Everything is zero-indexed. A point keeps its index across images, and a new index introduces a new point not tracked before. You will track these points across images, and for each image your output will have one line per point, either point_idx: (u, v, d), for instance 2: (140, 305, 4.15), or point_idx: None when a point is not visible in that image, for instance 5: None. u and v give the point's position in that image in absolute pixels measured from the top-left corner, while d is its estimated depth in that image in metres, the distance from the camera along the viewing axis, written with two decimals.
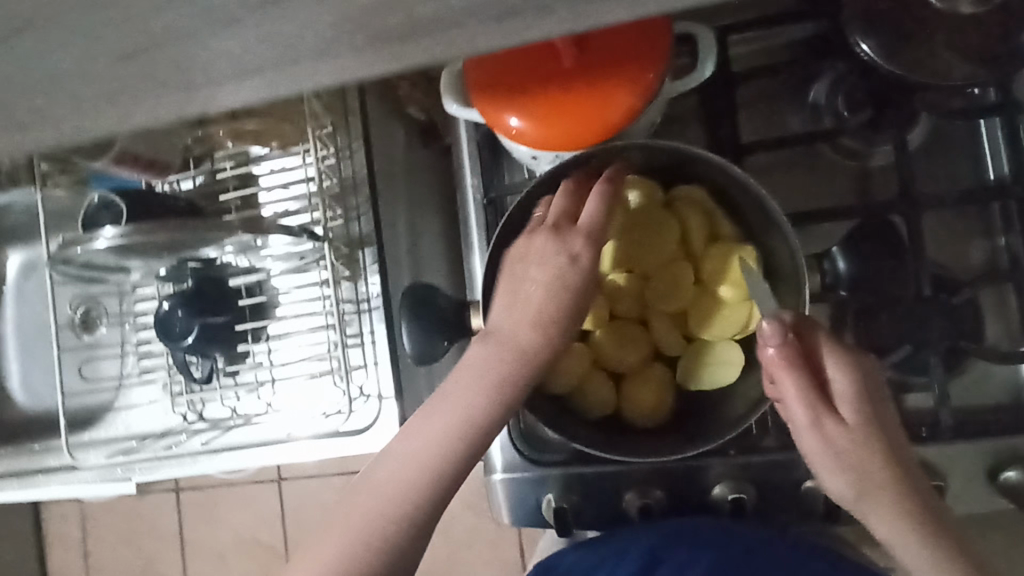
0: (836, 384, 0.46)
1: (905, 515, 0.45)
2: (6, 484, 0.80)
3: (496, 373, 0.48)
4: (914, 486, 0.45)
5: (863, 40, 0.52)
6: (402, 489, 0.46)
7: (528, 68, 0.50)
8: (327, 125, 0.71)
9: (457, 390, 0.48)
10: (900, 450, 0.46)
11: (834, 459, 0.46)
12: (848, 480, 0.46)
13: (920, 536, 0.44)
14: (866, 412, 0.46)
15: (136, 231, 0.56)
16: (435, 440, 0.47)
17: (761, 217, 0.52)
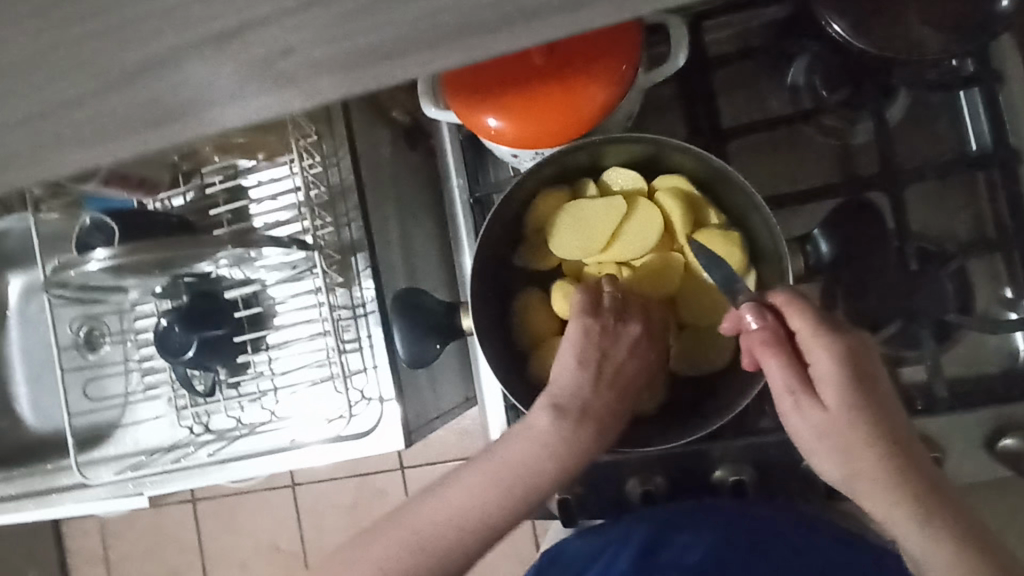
0: (818, 367, 0.45)
1: (900, 497, 0.42)
2: (23, 505, 0.82)
3: (564, 451, 0.48)
4: (913, 470, 0.43)
5: (835, 20, 0.52)
6: (452, 529, 0.46)
7: (500, 67, 0.50)
8: (312, 134, 0.72)
9: (526, 441, 0.47)
10: (899, 433, 0.44)
11: (818, 440, 0.45)
12: (837, 461, 0.44)
13: (918, 521, 0.41)
14: (855, 392, 0.44)
15: (126, 251, 0.56)
16: (491, 502, 0.46)
17: (745, 203, 0.52)
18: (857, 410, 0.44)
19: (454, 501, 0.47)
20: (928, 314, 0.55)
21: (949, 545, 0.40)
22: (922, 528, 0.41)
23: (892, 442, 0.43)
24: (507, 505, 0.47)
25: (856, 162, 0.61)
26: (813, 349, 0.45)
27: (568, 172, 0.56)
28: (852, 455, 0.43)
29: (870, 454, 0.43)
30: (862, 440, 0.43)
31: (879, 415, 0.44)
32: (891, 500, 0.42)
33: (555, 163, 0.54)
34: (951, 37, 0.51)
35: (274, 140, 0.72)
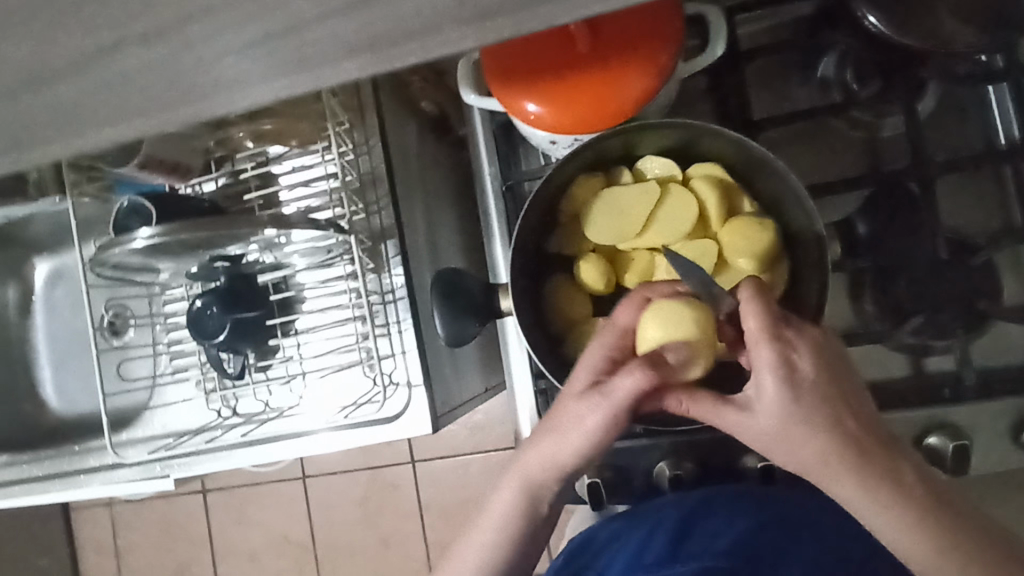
0: (765, 374, 0.44)
1: (863, 482, 0.43)
2: (50, 485, 0.83)
3: (568, 446, 0.49)
4: (869, 455, 0.44)
5: (869, 12, 0.53)
6: (497, 537, 0.53)
7: (541, 54, 0.51)
8: (345, 122, 0.72)
9: (537, 456, 0.51)
10: (854, 421, 0.44)
11: (768, 440, 0.45)
12: (791, 456, 0.45)
13: (874, 497, 0.43)
14: (805, 393, 0.44)
15: (175, 229, 0.58)
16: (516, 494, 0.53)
17: (780, 188, 0.53)
18: (807, 408, 0.44)
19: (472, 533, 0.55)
20: (955, 304, 0.56)
21: (908, 518, 0.43)
22: (885, 505, 0.43)
23: (848, 432, 0.44)
24: (518, 515, 0.53)
25: (884, 155, 0.62)
26: (756, 354, 0.45)
27: (603, 159, 0.57)
28: (802, 453, 0.44)
29: (821, 450, 0.44)
30: (812, 435, 0.44)
31: (834, 411, 0.44)
32: (851, 485, 0.44)
33: (593, 149, 0.55)
34: (984, 32, 0.52)
35: (306, 128, 0.73)
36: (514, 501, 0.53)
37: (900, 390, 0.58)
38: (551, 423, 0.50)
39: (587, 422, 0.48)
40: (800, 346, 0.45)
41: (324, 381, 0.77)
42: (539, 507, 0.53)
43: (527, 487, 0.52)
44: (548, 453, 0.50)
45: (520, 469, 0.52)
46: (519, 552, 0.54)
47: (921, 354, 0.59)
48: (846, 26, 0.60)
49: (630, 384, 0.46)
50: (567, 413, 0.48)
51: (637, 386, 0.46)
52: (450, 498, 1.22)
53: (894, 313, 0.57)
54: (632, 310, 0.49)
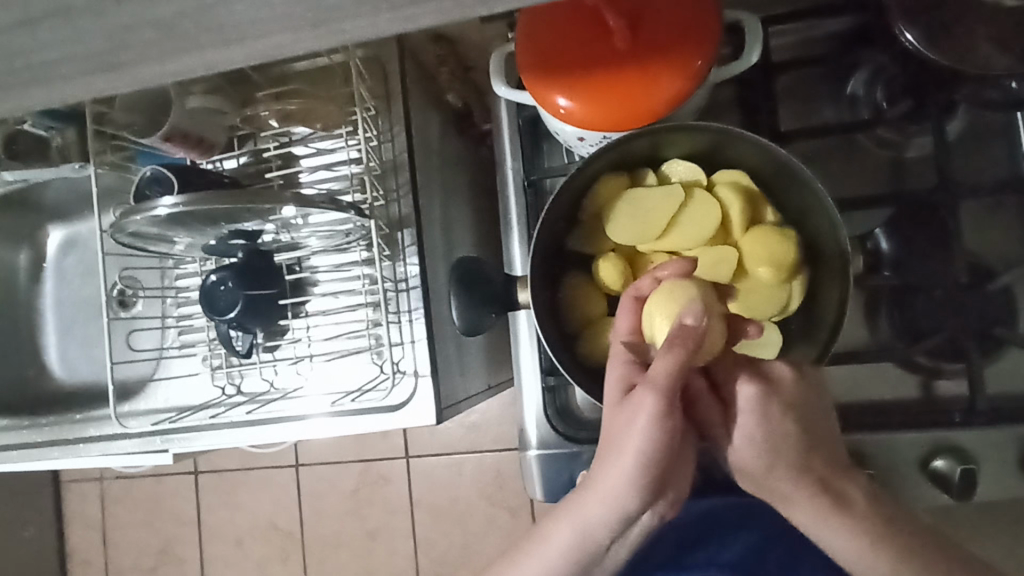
0: (738, 404, 0.47)
1: (824, 515, 0.45)
2: (49, 451, 0.82)
3: (628, 470, 0.45)
4: (830, 491, 0.46)
5: (907, 29, 0.54)
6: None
7: (577, 51, 0.51)
8: (371, 108, 0.73)
9: (597, 486, 0.46)
10: (816, 457, 0.46)
11: (738, 465, 0.48)
12: (756, 483, 0.47)
13: (842, 530, 0.45)
14: (777, 427, 0.46)
15: (198, 200, 0.58)
16: (572, 528, 0.48)
17: (804, 201, 0.53)
18: (774, 441, 0.46)
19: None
20: (970, 327, 0.56)
21: (870, 551, 0.44)
22: (843, 539, 0.45)
23: (812, 469, 0.46)
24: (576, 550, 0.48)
25: (908, 175, 0.62)
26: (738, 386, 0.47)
27: (629, 160, 0.57)
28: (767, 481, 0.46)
29: (782, 482, 0.46)
30: (780, 466, 0.46)
31: (805, 446, 0.46)
32: (809, 517, 0.46)
33: (619, 149, 0.55)
34: (1017, 57, 0.52)
35: (333, 111, 0.74)
36: (565, 541, 0.48)
37: (909, 410, 0.58)
38: (609, 445, 0.47)
39: (634, 434, 0.45)
40: (774, 382, 0.48)
41: (331, 366, 0.77)
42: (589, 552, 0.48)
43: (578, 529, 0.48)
44: (601, 486, 0.46)
45: (576, 507, 0.48)
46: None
47: (932, 377, 0.58)
48: (879, 45, 0.60)
49: (668, 365, 0.44)
50: (620, 434, 0.45)
51: (672, 366, 0.44)
52: (442, 496, 1.22)
53: (909, 333, 0.57)
54: (631, 315, 0.52)
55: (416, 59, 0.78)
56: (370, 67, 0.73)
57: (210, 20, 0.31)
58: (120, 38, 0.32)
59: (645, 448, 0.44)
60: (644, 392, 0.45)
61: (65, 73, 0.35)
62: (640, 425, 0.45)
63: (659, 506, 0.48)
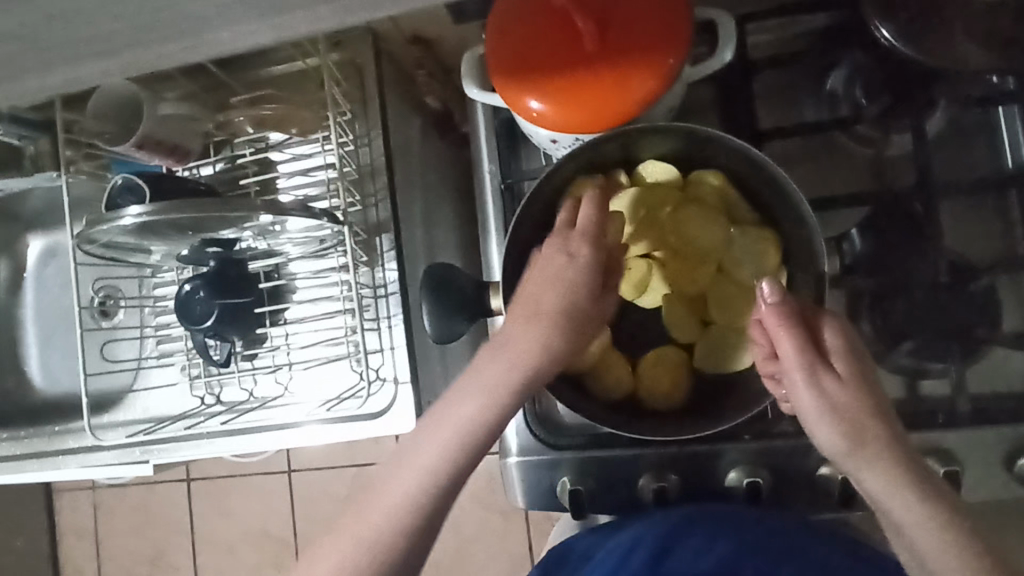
0: (829, 343, 0.48)
1: (908, 468, 0.44)
2: (27, 464, 0.81)
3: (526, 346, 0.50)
4: (904, 450, 0.45)
5: (883, 25, 0.53)
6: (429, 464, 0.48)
7: (547, 51, 0.50)
8: (347, 112, 0.72)
9: (496, 364, 0.50)
10: (894, 423, 0.46)
11: (823, 408, 0.46)
12: (847, 429, 0.46)
13: (917, 488, 0.44)
14: (858, 371, 0.48)
15: (163, 209, 0.57)
16: (464, 407, 0.49)
17: (779, 200, 0.53)
18: (864, 387, 0.47)
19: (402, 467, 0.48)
20: (953, 327, 0.55)
21: (926, 509, 0.43)
22: (917, 499, 0.43)
23: (892, 422, 0.46)
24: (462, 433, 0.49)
25: (890, 173, 0.61)
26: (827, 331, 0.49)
27: (603, 161, 0.56)
28: (852, 423, 0.46)
29: (873, 426, 0.45)
30: (871, 408, 0.46)
31: (880, 395, 0.47)
32: (884, 468, 0.44)
33: (592, 151, 0.54)
34: (994, 51, 0.51)
35: (308, 116, 0.73)
36: (451, 426, 0.49)
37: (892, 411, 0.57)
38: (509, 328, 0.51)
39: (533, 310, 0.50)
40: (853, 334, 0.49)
41: (311, 373, 0.76)
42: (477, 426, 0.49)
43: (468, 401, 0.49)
44: (495, 353, 0.50)
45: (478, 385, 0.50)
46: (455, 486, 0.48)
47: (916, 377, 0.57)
48: (858, 42, 0.59)
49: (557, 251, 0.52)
50: (519, 307, 0.51)
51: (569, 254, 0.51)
52: None
53: (892, 334, 0.56)
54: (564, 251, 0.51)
55: (393, 62, 0.77)
56: (345, 71, 0.72)
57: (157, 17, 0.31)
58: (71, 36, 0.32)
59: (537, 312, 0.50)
60: (545, 271, 0.51)
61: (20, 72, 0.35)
62: (537, 290, 0.51)
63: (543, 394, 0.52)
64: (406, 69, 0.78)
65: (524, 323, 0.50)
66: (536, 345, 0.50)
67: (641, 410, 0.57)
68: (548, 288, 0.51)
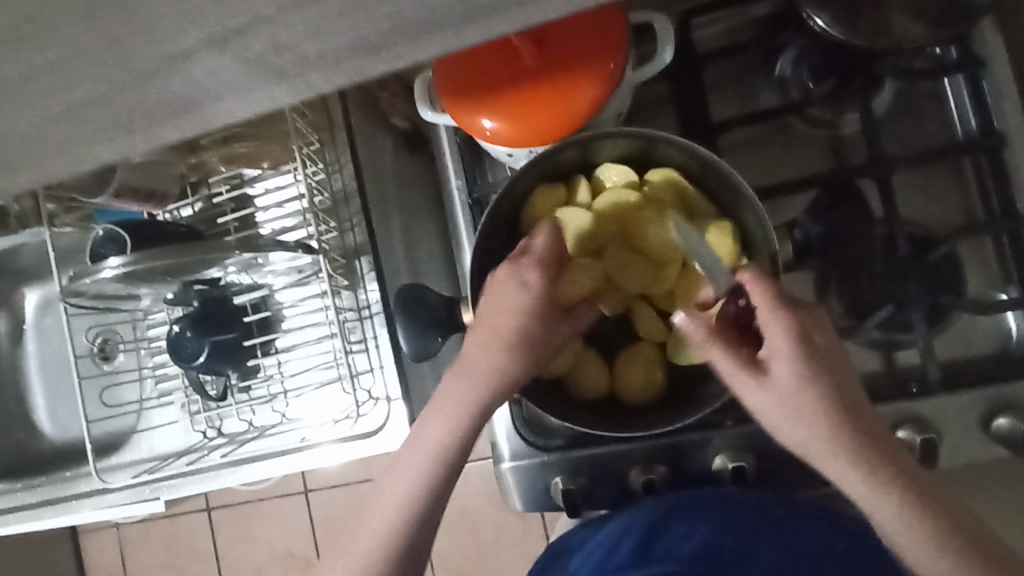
0: (775, 343, 0.46)
1: (867, 461, 0.43)
2: (43, 512, 0.84)
3: (503, 362, 0.49)
4: (865, 438, 0.44)
5: (816, 14, 0.54)
6: (415, 474, 0.48)
7: (491, 69, 0.52)
8: (315, 142, 0.74)
9: (474, 382, 0.49)
10: (855, 408, 0.45)
11: (776, 411, 0.45)
12: (798, 432, 0.45)
13: (878, 477, 0.43)
14: (809, 366, 0.45)
15: (140, 258, 0.58)
16: (451, 421, 0.49)
17: (730, 191, 0.54)
18: (814, 386, 0.45)
19: (403, 478, 0.49)
20: (917, 297, 0.56)
21: (892, 497, 0.42)
22: (880, 490, 0.43)
23: (849, 412, 0.44)
24: (446, 452, 0.49)
25: (846, 152, 0.62)
26: (769, 329, 0.46)
27: (560, 169, 0.58)
28: (807, 424, 0.44)
29: (825, 423, 0.44)
30: (824, 405, 0.44)
31: (836, 385, 0.45)
32: (847, 461, 0.43)
33: (547, 161, 0.56)
34: (928, 26, 0.52)
35: (277, 149, 0.75)
36: (438, 438, 0.49)
37: (867, 385, 0.58)
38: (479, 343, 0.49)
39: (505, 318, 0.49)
40: (806, 321, 0.46)
41: (307, 399, 0.78)
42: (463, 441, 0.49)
43: (447, 424, 0.49)
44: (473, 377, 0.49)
45: (453, 398, 0.49)
46: (439, 497, 0.48)
47: (890, 349, 0.58)
48: (799, 27, 0.60)
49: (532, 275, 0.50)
50: (493, 320, 0.49)
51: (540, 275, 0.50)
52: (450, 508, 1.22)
53: (860, 309, 0.58)
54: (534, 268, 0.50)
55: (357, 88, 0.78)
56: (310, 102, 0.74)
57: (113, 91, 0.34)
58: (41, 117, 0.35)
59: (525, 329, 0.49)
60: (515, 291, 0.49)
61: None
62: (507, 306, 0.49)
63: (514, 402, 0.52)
64: (370, 92, 0.80)
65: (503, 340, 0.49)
66: (514, 367, 0.49)
67: (621, 407, 0.58)
68: (520, 301, 0.49)
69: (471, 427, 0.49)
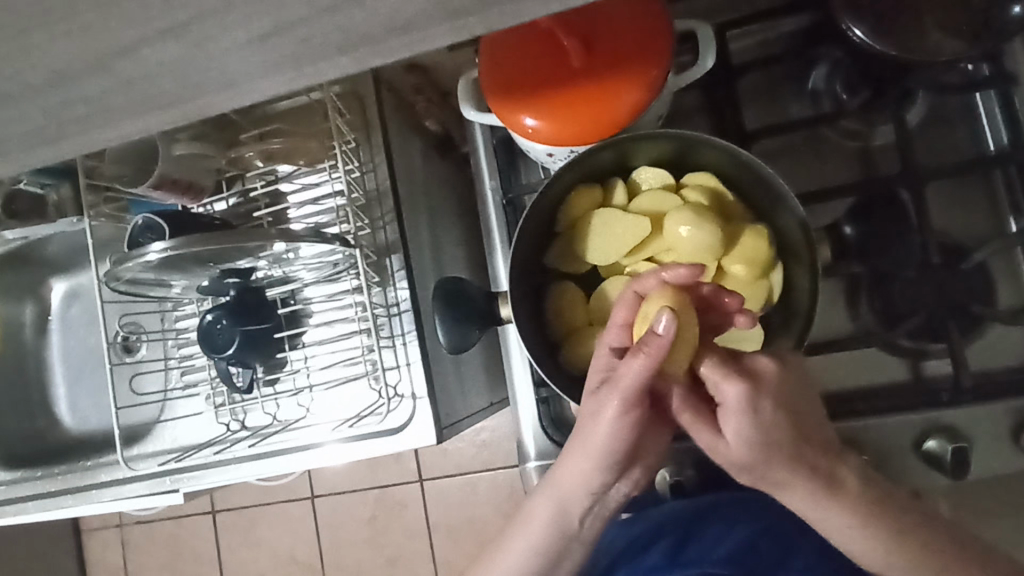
0: (725, 410, 0.45)
1: (816, 499, 0.46)
2: (62, 500, 0.84)
3: (603, 452, 0.50)
4: (820, 473, 0.46)
5: (854, 24, 0.55)
6: (530, 543, 0.53)
7: (538, 73, 0.53)
8: (352, 141, 0.75)
9: (575, 468, 0.51)
10: (812, 445, 0.46)
11: (738, 466, 0.47)
12: (756, 479, 0.47)
13: (833, 508, 0.46)
14: (762, 427, 0.45)
15: (183, 243, 0.59)
16: (557, 496, 0.52)
17: (769, 197, 0.55)
18: (768, 445, 0.45)
19: (515, 534, 0.54)
20: (947, 306, 0.57)
21: (845, 521, 0.46)
22: (838, 515, 0.46)
23: (804, 459, 0.46)
24: (556, 522, 0.53)
25: (877, 164, 0.63)
26: (722, 392, 0.45)
27: (599, 170, 0.59)
28: (768, 477, 0.46)
29: (781, 470, 0.46)
30: (773, 462, 0.45)
31: (792, 439, 0.45)
32: (804, 502, 0.47)
33: (586, 163, 0.57)
34: (964, 39, 0.54)
35: (315, 146, 0.76)
36: (544, 510, 0.53)
37: (896, 393, 0.58)
38: (582, 425, 0.50)
39: (602, 421, 0.48)
40: (763, 381, 0.45)
41: (332, 395, 0.78)
42: (572, 515, 0.53)
43: (557, 496, 0.52)
44: (586, 451, 0.50)
45: (553, 478, 0.52)
46: (557, 559, 0.54)
47: (919, 358, 0.59)
48: (834, 39, 0.62)
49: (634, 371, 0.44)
50: (587, 412, 0.49)
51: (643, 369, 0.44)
52: (458, 518, 1.21)
53: (890, 317, 0.58)
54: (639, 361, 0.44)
55: (394, 92, 0.80)
56: (348, 102, 0.76)
57: (148, 61, 0.31)
58: (81, 94, 0.33)
59: (628, 405, 0.47)
60: (611, 393, 0.47)
61: (33, 127, 0.36)
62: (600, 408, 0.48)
63: (625, 477, 0.53)
64: (406, 95, 0.81)
65: (600, 433, 0.49)
66: (612, 455, 0.50)
67: None
68: (617, 409, 0.47)
69: (580, 501, 0.52)
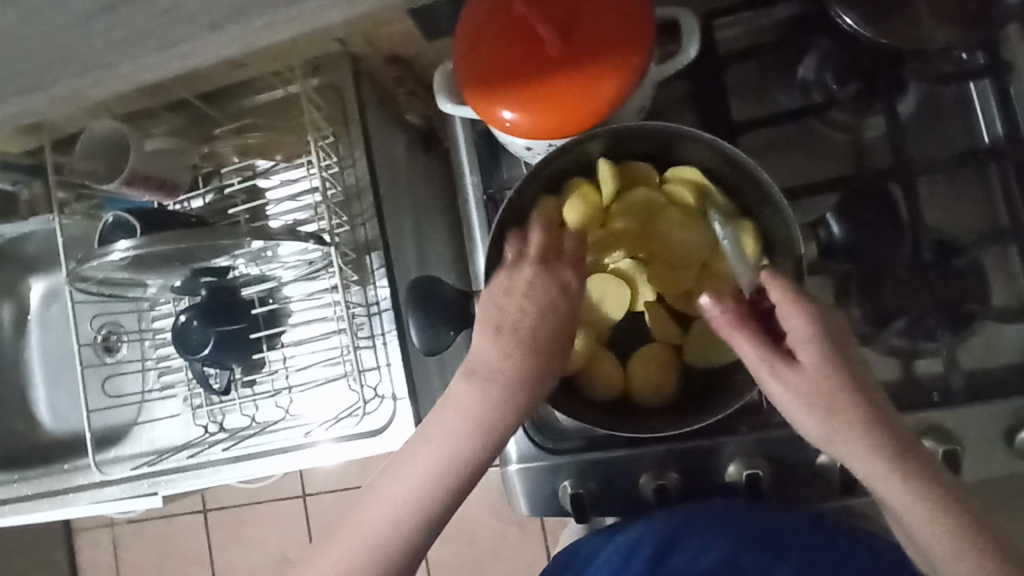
0: (793, 331, 0.46)
1: (891, 454, 0.43)
2: (38, 504, 0.82)
3: (518, 333, 0.49)
4: (884, 423, 0.44)
5: (844, 12, 0.53)
6: (446, 448, 0.49)
7: (514, 58, 0.51)
8: (329, 135, 0.73)
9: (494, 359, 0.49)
10: (876, 396, 0.45)
11: (804, 404, 0.45)
12: (822, 421, 0.45)
13: (900, 471, 0.43)
14: (830, 358, 0.45)
15: (147, 243, 0.57)
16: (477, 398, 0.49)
17: (753, 192, 0.54)
18: (836, 377, 0.45)
19: (431, 451, 0.49)
20: (941, 304, 0.55)
21: (911, 488, 0.43)
22: (903, 484, 0.43)
23: (874, 407, 0.44)
24: (478, 427, 0.48)
25: (869, 157, 0.61)
26: (790, 318, 0.46)
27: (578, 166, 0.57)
28: (842, 418, 0.44)
29: (851, 409, 0.44)
30: (841, 397, 0.44)
31: (857, 379, 0.45)
32: (876, 459, 0.43)
33: (566, 156, 0.55)
34: (956, 26, 0.52)
35: (293, 141, 0.75)
36: (464, 410, 0.49)
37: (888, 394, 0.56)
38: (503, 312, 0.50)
39: (515, 302, 0.50)
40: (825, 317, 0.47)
41: (311, 396, 0.77)
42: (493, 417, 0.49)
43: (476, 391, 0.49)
44: (506, 338, 0.49)
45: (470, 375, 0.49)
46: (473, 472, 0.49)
47: (910, 357, 0.57)
48: (823, 28, 0.60)
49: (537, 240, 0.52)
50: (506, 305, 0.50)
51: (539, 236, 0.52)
52: None
53: (880, 316, 0.56)
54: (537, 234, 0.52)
55: (374, 84, 0.78)
56: (325, 95, 0.74)
57: None
58: None
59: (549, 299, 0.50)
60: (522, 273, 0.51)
61: None
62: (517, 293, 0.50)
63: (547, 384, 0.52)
64: (387, 87, 0.79)
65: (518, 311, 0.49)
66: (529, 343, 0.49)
67: (636, 409, 0.57)
68: (524, 289, 0.50)
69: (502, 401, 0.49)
